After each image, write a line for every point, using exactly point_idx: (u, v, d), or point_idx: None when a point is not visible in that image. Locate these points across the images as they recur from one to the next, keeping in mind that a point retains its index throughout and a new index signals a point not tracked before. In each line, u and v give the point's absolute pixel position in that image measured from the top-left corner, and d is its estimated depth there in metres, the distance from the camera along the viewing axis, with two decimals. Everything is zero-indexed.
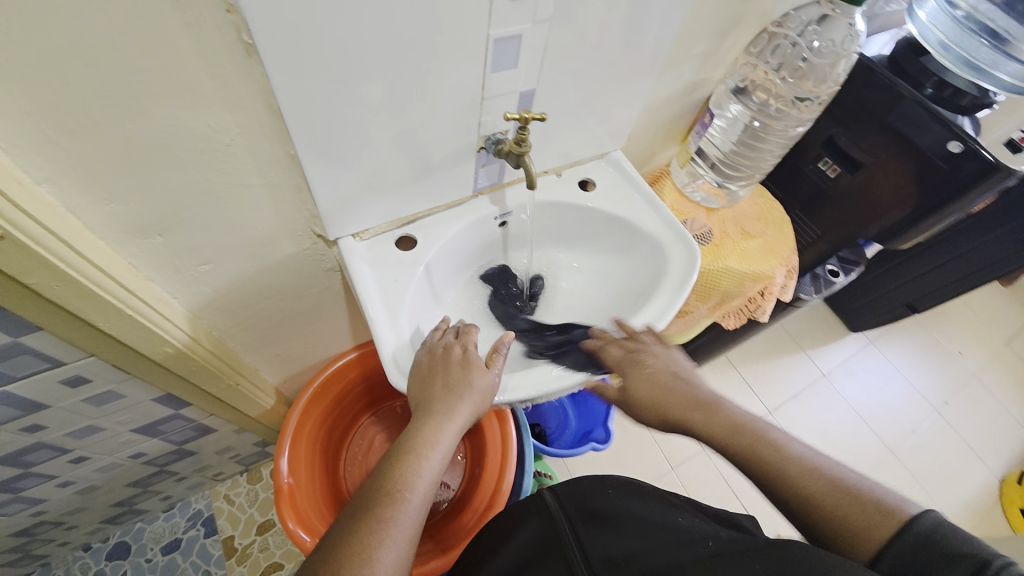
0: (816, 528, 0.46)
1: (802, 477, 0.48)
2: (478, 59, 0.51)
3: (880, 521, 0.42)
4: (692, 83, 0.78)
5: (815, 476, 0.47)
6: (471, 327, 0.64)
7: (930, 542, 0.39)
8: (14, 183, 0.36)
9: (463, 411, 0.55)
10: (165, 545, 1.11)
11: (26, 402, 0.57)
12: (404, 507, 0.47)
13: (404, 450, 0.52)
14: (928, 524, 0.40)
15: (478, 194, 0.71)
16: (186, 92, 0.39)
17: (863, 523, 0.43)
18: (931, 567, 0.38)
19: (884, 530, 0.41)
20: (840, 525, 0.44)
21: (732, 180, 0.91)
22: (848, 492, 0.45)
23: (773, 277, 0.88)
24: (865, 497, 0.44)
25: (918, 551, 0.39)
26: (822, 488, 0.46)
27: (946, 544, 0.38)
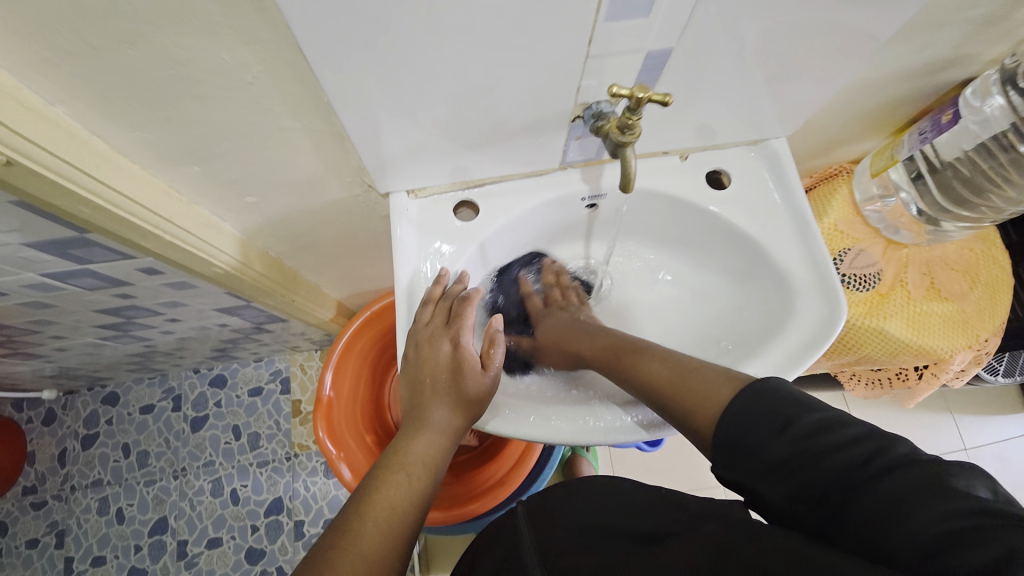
0: (673, 418, 0.43)
1: (666, 375, 0.45)
2: (588, 2, 0.34)
3: (717, 395, 0.40)
4: (939, 57, 0.51)
5: (681, 370, 0.44)
6: (469, 302, 0.51)
7: (756, 397, 0.37)
8: (18, 106, 0.33)
9: (440, 411, 0.48)
10: (251, 389, 1.32)
11: (112, 278, 0.64)
12: (381, 530, 0.41)
13: (390, 465, 0.45)
14: (756, 383, 0.38)
15: (566, 167, 0.57)
16: (189, 19, 0.31)
17: (702, 398, 0.41)
18: (759, 427, 0.36)
19: (718, 399, 0.40)
20: (688, 401, 0.42)
21: (947, 215, 0.62)
22: (695, 373, 0.43)
23: (947, 358, 0.64)
24: (703, 376, 0.42)
25: (744, 412, 0.37)
26: (672, 380, 0.44)
27: (764, 401, 0.37)
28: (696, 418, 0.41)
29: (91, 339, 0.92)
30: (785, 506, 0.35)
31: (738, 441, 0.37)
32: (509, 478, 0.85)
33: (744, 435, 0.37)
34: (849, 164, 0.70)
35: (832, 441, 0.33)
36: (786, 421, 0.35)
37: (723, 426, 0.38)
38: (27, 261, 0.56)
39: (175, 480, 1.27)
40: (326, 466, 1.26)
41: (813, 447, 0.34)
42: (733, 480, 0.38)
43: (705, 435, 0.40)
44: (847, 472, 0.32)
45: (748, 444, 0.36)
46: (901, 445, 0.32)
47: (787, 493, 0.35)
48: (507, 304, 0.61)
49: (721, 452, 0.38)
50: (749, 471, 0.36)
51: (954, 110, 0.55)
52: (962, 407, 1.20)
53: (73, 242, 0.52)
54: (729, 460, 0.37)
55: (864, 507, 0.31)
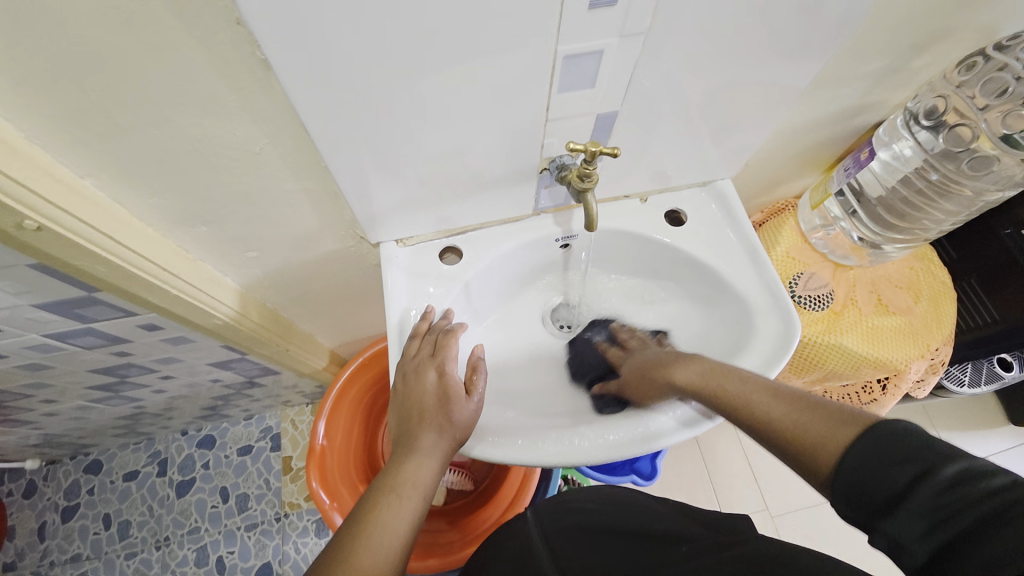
0: (787, 459, 0.40)
1: (776, 408, 0.42)
2: (543, 77, 0.42)
3: (839, 435, 0.36)
4: (851, 105, 0.60)
5: (792, 403, 0.41)
6: (452, 336, 0.55)
7: (887, 441, 0.33)
8: (50, 180, 0.38)
9: (429, 437, 0.51)
10: (240, 447, 1.30)
11: (113, 336, 0.66)
12: (375, 549, 0.44)
13: (383, 488, 0.48)
14: (888, 425, 0.34)
15: (540, 213, 0.63)
16: (208, 104, 0.36)
17: (822, 439, 0.37)
18: (887, 470, 0.33)
19: (842, 441, 0.36)
20: (801, 443, 0.38)
21: (885, 237, 0.69)
22: (810, 408, 0.40)
23: (904, 369, 0.69)
24: (817, 410, 0.39)
25: (871, 454, 0.34)
26: (784, 419, 0.41)
27: (898, 445, 0.33)
28: (816, 461, 0.37)
29: (81, 402, 0.92)
30: (911, 556, 0.31)
31: (861, 484, 0.33)
32: (503, 519, 0.85)
33: (867, 478, 0.33)
34: (793, 199, 0.78)
35: (977, 494, 0.29)
36: (923, 468, 0.31)
37: (844, 471, 0.34)
38: (33, 322, 0.59)
39: (158, 551, 1.22)
40: (317, 525, 1.23)
41: (952, 498, 0.30)
42: (853, 522, 0.35)
43: (825, 479, 0.36)
44: (996, 531, 0.28)
45: (871, 488, 0.33)
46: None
47: (916, 542, 0.31)
48: (587, 365, 0.64)
49: (840, 494, 0.34)
50: (874, 520, 0.33)
51: (869, 149, 0.62)
52: (946, 424, 1.24)
53: (81, 302, 0.56)
54: (848, 503, 0.34)
55: (1014, 573, 0.27)
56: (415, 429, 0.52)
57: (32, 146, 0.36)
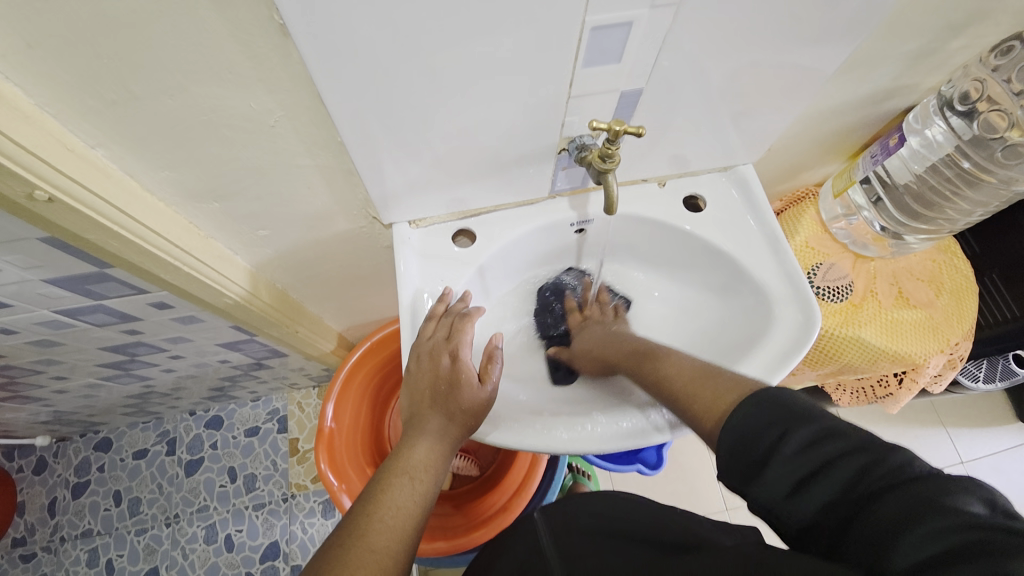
0: (685, 417, 0.44)
1: (686, 375, 0.46)
2: (568, 51, 0.40)
3: (728, 395, 0.40)
4: (882, 89, 0.58)
5: (701, 371, 0.46)
6: (468, 320, 0.54)
7: (763, 405, 0.36)
8: (62, 149, 0.37)
9: (439, 420, 0.51)
10: (248, 429, 1.31)
11: (123, 313, 0.66)
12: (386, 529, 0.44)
13: (394, 470, 0.48)
14: (762, 390, 0.37)
15: (556, 196, 0.62)
16: (223, 72, 0.35)
17: (712, 400, 0.41)
18: (760, 434, 0.35)
19: (728, 403, 0.40)
20: (694, 401, 0.43)
21: (908, 228, 0.67)
22: (711, 376, 0.44)
23: (922, 364, 0.68)
24: (716, 377, 0.44)
25: (747, 418, 0.37)
26: (692, 383, 0.45)
27: (770, 408, 0.36)
28: (703, 421, 0.41)
29: (91, 380, 0.93)
30: (775, 513, 0.34)
31: (738, 448, 0.36)
32: (510, 505, 0.84)
33: (743, 443, 0.36)
34: (814, 187, 0.76)
35: (830, 451, 0.33)
36: (787, 430, 0.34)
37: (726, 435, 0.37)
38: (44, 297, 0.58)
39: (167, 528, 1.23)
40: (324, 506, 1.24)
41: (808, 457, 0.33)
42: (729, 485, 0.37)
43: (712, 438, 0.40)
44: (844, 482, 0.32)
45: (747, 451, 0.35)
46: (901, 457, 0.31)
47: (782, 501, 0.34)
48: (552, 321, 0.66)
49: (722, 459, 0.37)
50: (749, 482, 0.35)
51: (899, 134, 0.60)
52: (956, 421, 1.22)
53: (91, 278, 0.55)
54: (727, 467, 0.36)
55: (857, 521, 0.31)
56: (425, 411, 0.52)
57: (42, 113, 0.35)
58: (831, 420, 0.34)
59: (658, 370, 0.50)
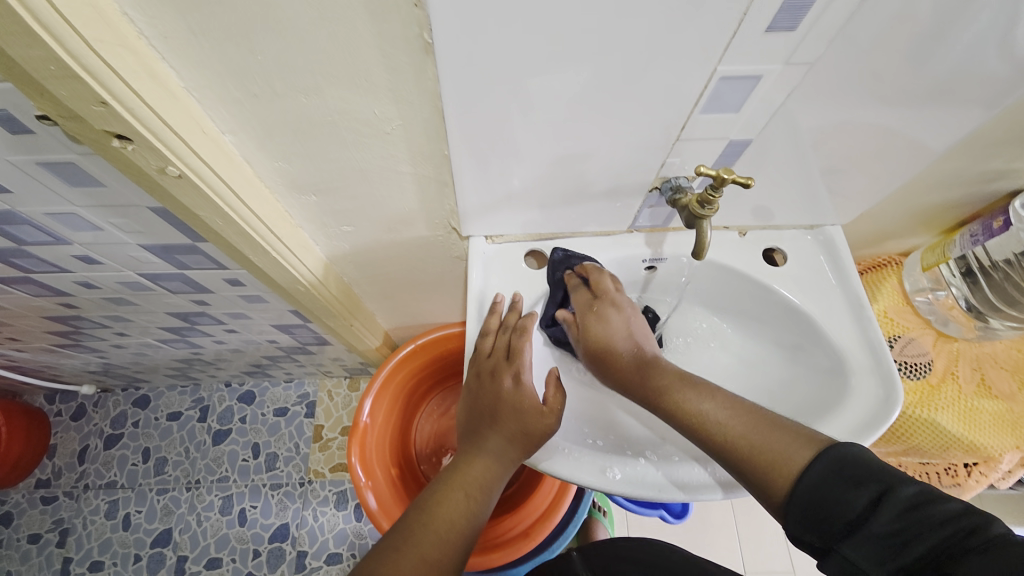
0: (730, 466, 0.43)
1: (736, 421, 0.43)
2: (690, 96, 0.40)
3: (793, 456, 0.39)
4: (995, 171, 0.55)
5: (751, 419, 0.43)
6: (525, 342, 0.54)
7: (843, 462, 0.37)
8: (198, 130, 0.39)
9: (497, 441, 0.52)
10: (277, 408, 1.33)
11: (198, 285, 0.69)
12: (434, 545, 0.45)
13: (449, 483, 0.50)
14: (841, 446, 0.38)
15: (633, 230, 0.62)
16: (360, 80, 0.37)
17: (772, 458, 0.40)
18: (844, 493, 0.36)
19: (798, 460, 0.39)
20: (752, 453, 0.41)
21: (996, 314, 0.63)
22: (765, 427, 0.42)
23: (996, 458, 0.64)
24: (774, 428, 0.41)
25: (827, 472, 0.37)
26: (741, 433, 0.42)
27: (858, 471, 0.36)
28: (770, 476, 0.39)
29: (148, 340, 0.96)
30: None
31: (820, 504, 0.37)
32: (535, 532, 0.82)
33: (825, 501, 0.37)
34: (898, 256, 0.72)
35: (925, 518, 0.34)
36: (873, 487, 0.36)
37: (802, 492, 0.38)
38: (133, 260, 0.61)
39: (187, 493, 1.26)
40: (338, 497, 1.24)
41: (904, 520, 0.34)
42: (810, 543, 0.38)
43: (777, 497, 0.39)
44: (941, 550, 0.33)
45: (830, 510, 0.36)
46: (999, 526, 0.32)
47: (873, 566, 0.35)
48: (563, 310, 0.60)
49: (795, 513, 0.38)
50: (838, 542, 0.36)
51: (1006, 217, 0.56)
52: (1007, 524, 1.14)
53: (181, 248, 0.58)
54: (805, 523, 0.38)
55: None
56: (485, 430, 0.53)
57: (188, 96, 0.37)
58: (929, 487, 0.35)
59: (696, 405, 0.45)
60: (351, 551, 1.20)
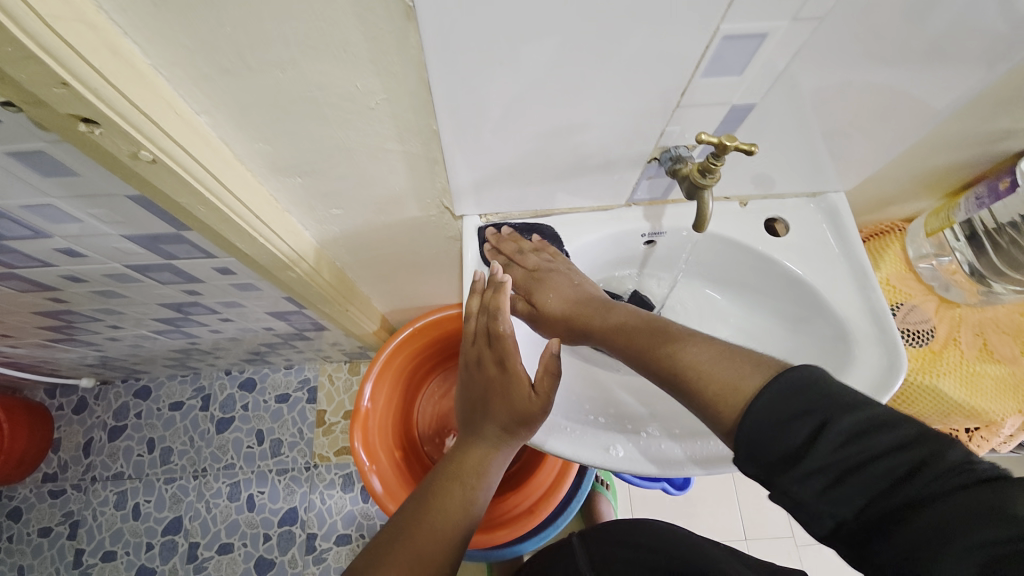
0: (690, 404, 0.39)
1: (705, 359, 0.39)
2: (691, 57, 0.37)
3: (745, 382, 0.36)
4: (1007, 129, 0.53)
5: (710, 355, 0.40)
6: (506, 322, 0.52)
7: (791, 392, 0.33)
8: (170, 112, 0.36)
9: (493, 425, 0.51)
10: (279, 395, 1.34)
11: (186, 274, 0.67)
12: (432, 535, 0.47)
13: (448, 475, 0.51)
14: (789, 372, 0.34)
15: (632, 204, 0.60)
16: (339, 51, 0.34)
17: (725, 389, 0.37)
18: (787, 423, 0.32)
19: (751, 390, 0.35)
20: (711, 388, 0.37)
21: (1000, 278, 0.62)
22: (720, 359, 0.39)
23: (998, 422, 0.65)
24: (730, 361, 0.38)
25: (775, 404, 0.33)
26: (698, 368, 0.39)
27: (806, 400, 0.32)
28: (721, 409, 0.36)
29: (142, 331, 0.95)
30: (804, 509, 0.32)
31: (762, 437, 0.33)
32: (541, 507, 0.83)
33: (768, 435, 0.33)
34: (901, 221, 0.71)
35: (875, 448, 0.30)
36: (820, 419, 0.32)
37: (747, 425, 0.34)
38: (117, 252, 0.59)
39: (194, 481, 1.28)
40: (344, 480, 1.25)
41: (851, 450, 0.31)
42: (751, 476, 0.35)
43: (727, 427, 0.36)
44: (889, 481, 0.30)
45: (770, 443, 0.33)
46: (955, 453, 0.29)
47: (812, 496, 0.31)
48: None
49: (740, 449, 0.34)
50: (776, 474, 0.33)
51: (1011, 177, 0.55)
52: None
53: (166, 237, 0.56)
54: (748, 458, 0.34)
55: (905, 527, 0.29)
56: (481, 417, 0.53)
57: (157, 74, 0.35)
58: (874, 409, 0.31)
59: (661, 350, 0.43)
60: (360, 532, 1.22)
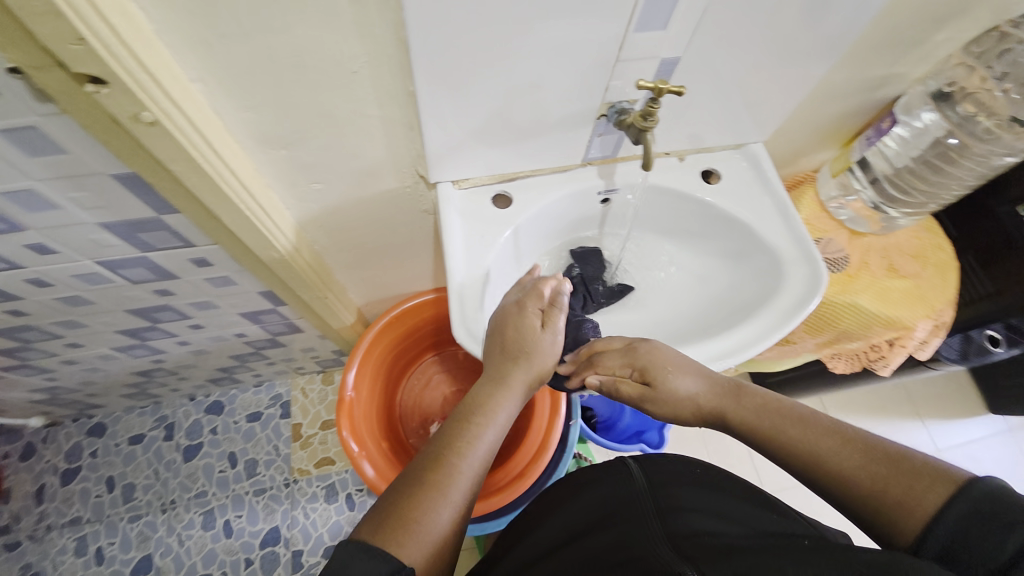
0: (861, 509, 0.39)
1: (852, 460, 0.39)
2: (624, 15, 0.45)
3: (927, 498, 0.35)
4: (879, 78, 0.65)
5: (870, 454, 0.39)
6: (552, 290, 0.59)
7: (978, 508, 0.33)
8: (169, 75, 0.39)
9: (521, 378, 0.54)
10: (250, 414, 1.30)
11: (160, 270, 0.68)
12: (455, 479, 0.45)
13: (460, 417, 0.50)
14: (977, 486, 0.34)
15: (586, 163, 0.67)
16: (328, 13, 0.39)
17: (906, 497, 0.36)
18: (986, 538, 0.32)
19: (932, 504, 0.35)
20: (884, 495, 0.37)
21: (895, 203, 0.74)
22: (887, 464, 0.38)
23: (911, 329, 0.74)
24: (899, 466, 0.37)
25: (963, 522, 0.33)
26: (860, 475, 0.39)
27: (993, 514, 0.32)
28: (904, 523, 0.36)
29: (105, 350, 0.92)
30: None
31: (957, 551, 0.33)
32: (530, 470, 0.87)
33: (962, 549, 0.33)
34: (812, 172, 0.83)
35: None
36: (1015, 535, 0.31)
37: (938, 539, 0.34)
38: (93, 245, 0.60)
39: (163, 515, 1.20)
40: (327, 491, 1.23)
41: None
42: None
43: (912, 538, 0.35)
44: None
45: (966, 556, 0.32)
46: None
47: None
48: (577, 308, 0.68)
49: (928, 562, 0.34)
50: None
51: (892, 116, 0.67)
52: (931, 412, 1.33)
53: (146, 225, 0.57)
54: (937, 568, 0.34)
55: None
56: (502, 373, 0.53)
57: (158, 41, 0.38)
58: None
59: (805, 442, 0.42)
60: None
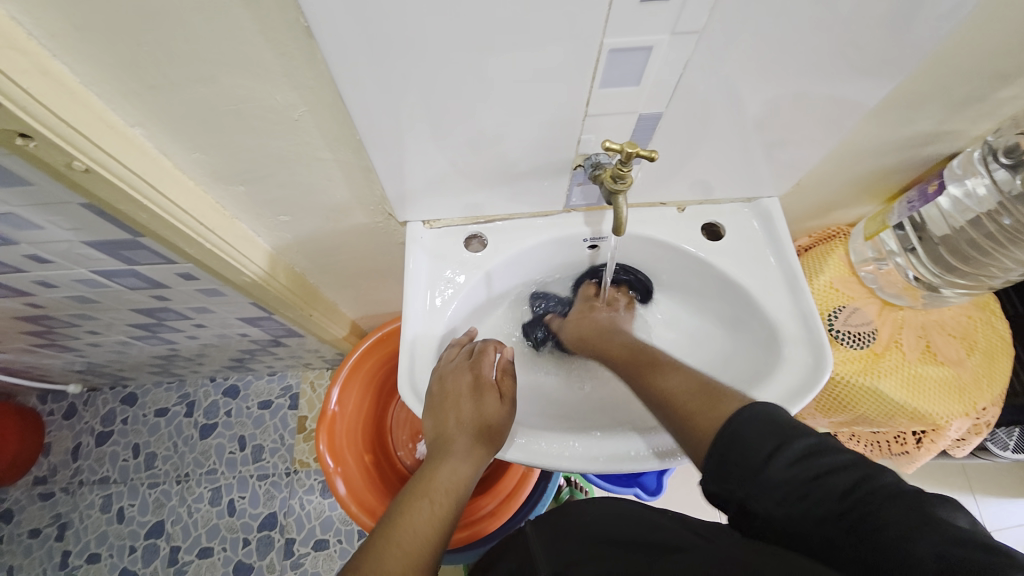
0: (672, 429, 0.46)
1: (681, 389, 0.47)
2: (586, 69, 0.40)
3: (717, 414, 0.43)
4: (928, 133, 0.54)
5: (693, 386, 0.47)
6: (487, 345, 0.57)
7: (759, 427, 0.39)
8: (101, 124, 0.39)
9: (482, 446, 0.51)
10: (261, 401, 1.36)
11: (152, 280, 0.70)
12: (401, 546, 0.43)
13: (417, 491, 0.49)
14: (755, 407, 0.41)
15: (570, 211, 0.62)
16: (254, 67, 0.37)
17: (702, 415, 0.43)
18: (758, 449, 0.39)
19: (719, 421, 0.42)
20: (691, 415, 0.44)
21: (943, 278, 0.63)
22: (702, 394, 0.45)
23: (944, 425, 0.65)
24: (709, 395, 0.45)
25: (745, 438, 0.40)
26: (680, 394, 0.46)
27: (757, 425, 0.40)
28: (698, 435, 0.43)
29: (123, 337, 0.98)
30: (772, 518, 0.38)
31: (732, 455, 0.39)
32: (502, 506, 0.83)
33: (736, 456, 0.39)
34: (847, 226, 0.72)
35: (823, 470, 0.36)
36: (782, 444, 0.38)
37: (720, 449, 0.40)
38: (83, 258, 0.63)
39: (177, 486, 1.29)
40: (323, 485, 1.27)
41: (807, 469, 0.37)
42: (717, 492, 0.40)
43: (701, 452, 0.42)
44: (836, 497, 0.35)
45: (742, 458, 0.39)
46: (885, 476, 0.35)
47: (772, 506, 0.37)
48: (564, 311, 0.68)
49: (714, 471, 0.40)
50: (741, 489, 0.39)
51: (940, 180, 0.57)
52: (986, 489, 1.15)
53: (124, 244, 0.59)
54: (721, 478, 0.40)
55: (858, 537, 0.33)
56: (456, 444, 0.51)
57: (88, 91, 0.38)
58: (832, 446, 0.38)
59: (662, 380, 0.49)
60: (338, 537, 1.22)
